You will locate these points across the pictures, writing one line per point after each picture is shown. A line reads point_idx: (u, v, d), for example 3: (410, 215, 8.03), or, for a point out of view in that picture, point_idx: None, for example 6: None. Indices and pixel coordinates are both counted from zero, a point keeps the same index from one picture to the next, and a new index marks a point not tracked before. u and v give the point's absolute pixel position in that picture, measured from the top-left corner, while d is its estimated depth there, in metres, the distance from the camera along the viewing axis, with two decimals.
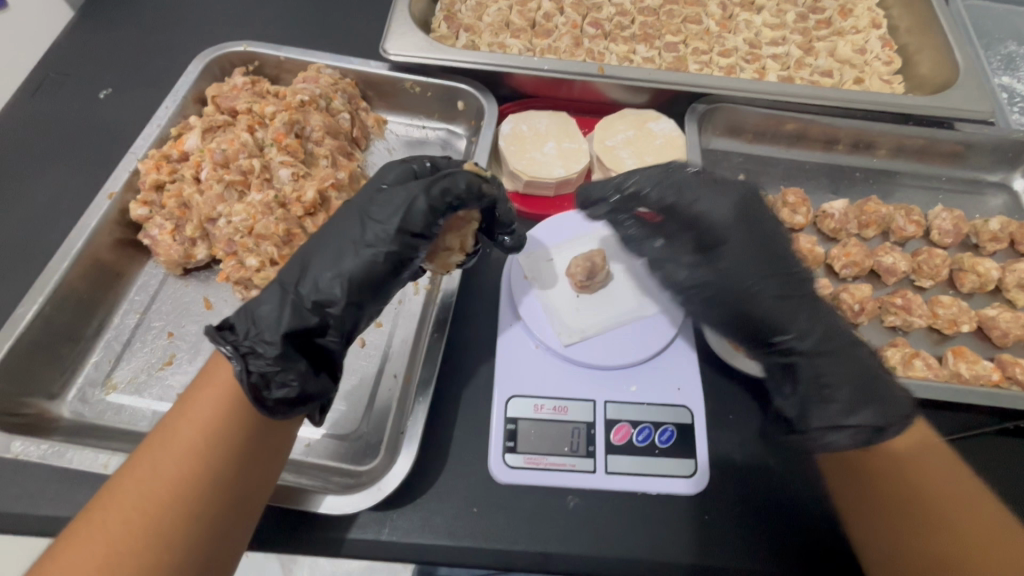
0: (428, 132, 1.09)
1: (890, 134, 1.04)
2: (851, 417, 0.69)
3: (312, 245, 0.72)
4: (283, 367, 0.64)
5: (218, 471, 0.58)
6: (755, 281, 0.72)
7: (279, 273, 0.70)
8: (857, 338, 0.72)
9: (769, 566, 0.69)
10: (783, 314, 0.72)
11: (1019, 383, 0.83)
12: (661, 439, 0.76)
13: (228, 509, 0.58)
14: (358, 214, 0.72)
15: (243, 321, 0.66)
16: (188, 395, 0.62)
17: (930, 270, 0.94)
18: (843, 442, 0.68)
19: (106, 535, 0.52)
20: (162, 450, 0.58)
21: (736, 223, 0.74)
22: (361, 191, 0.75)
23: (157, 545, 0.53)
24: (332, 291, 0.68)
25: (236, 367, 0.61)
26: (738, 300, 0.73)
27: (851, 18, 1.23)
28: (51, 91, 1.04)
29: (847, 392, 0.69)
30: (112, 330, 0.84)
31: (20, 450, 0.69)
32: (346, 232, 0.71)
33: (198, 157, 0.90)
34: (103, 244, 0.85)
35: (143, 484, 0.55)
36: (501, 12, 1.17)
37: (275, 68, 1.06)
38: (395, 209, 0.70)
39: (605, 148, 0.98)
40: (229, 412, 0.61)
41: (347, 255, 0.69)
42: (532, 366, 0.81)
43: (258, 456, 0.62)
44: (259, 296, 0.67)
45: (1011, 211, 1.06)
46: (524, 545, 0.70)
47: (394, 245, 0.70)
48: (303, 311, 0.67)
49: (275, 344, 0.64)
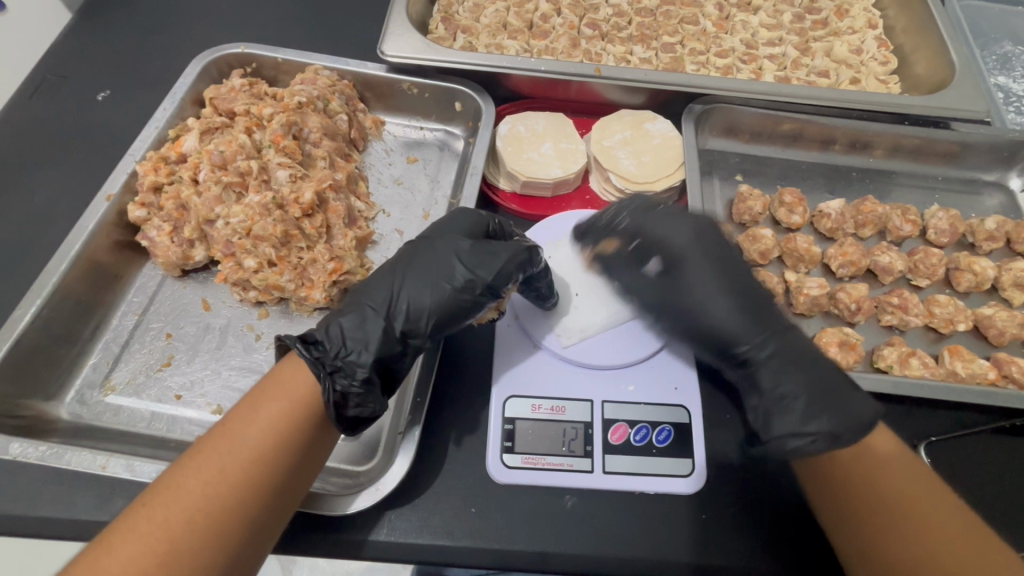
0: (426, 133, 1.09)
1: (887, 134, 1.04)
2: (811, 423, 0.68)
3: (401, 269, 0.75)
4: (365, 391, 0.68)
5: (278, 476, 0.59)
6: (706, 298, 0.76)
7: (366, 291, 0.74)
8: (815, 355, 0.72)
9: (768, 565, 0.70)
10: (738, 330, 0.74)
11: (1015, 382, 0.84)
12: (658, 438, 0.77)
13: (279, 515, 0.59)
14: (438, 253, 0.76)
15: (332, 337, 0.70)
16: (255, 398, 0.62)
17: (927, 269, 0.94)
18: (800, 449, 0.67)
19: (165, 532, 0.52)
20: (229, 453, 0.58)
21: (689, 246, 0.79)
22: (442, 230, 0.78)
23: (213, 546, 0.53)
24: (416, 322, 0.72)
25: (327, 383, 0.65)
26: (695, 318, 0.76)
27: (848, 18, 1.24)
28: (49, 93, 1.04)
29: (806, 404, 0.69)
30: (110, 332, 0.84)
31: (18, 451, 0.68)
32: (437, 267, 0.75)
33: (195, 159, 0.90)
34: (102, 246, 0.85)
35: (207, 483, 0.55)
36: (499, 13, 1.18)
37: (273, 69, 1.06)
38: (486, 262, 0.74)
39: (602, 148, 0.99)
40: (295, 421, 0.62)
41: (431, 288, 0.73)
42: (529, 366, 0.82)
43: (310, 466, 0.63)
44: (347, 315, 0.72)
45: (1007, 210, 1.06)
46: (522, 545, 0.70)
47: (474, 296, 0.73)
48: (391, 339, 0.71)
49: (365, 368, 0.68)
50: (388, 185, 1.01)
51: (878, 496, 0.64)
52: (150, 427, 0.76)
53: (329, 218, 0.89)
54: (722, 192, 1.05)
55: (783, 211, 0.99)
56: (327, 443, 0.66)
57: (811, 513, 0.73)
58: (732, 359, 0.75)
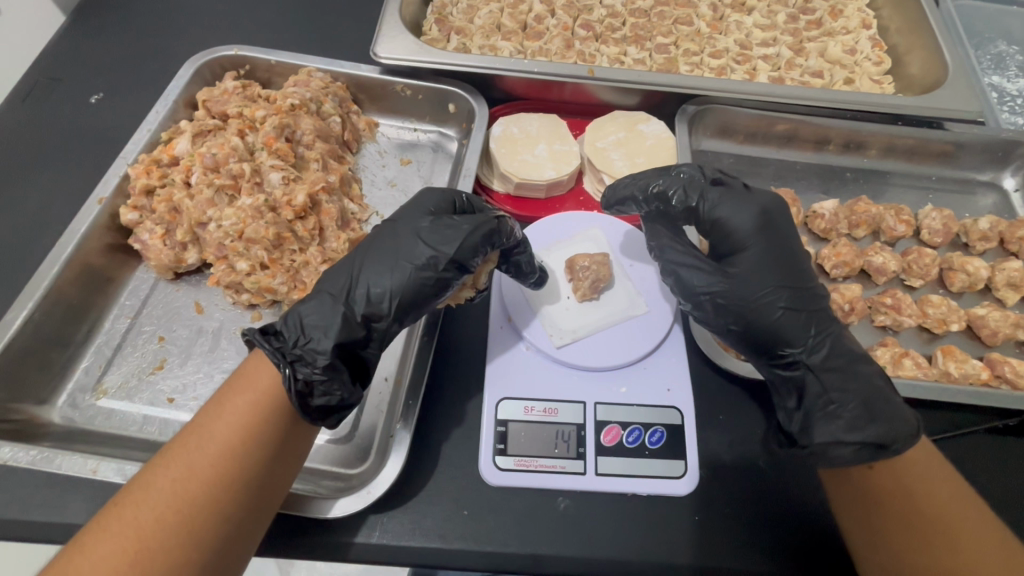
0: (420, 135, 1.09)
1: (880, 134, 1.04)
2: (857, 432, 0.67)
3: (360, 255, 0.74)
4: (329, 378, 0.66)
5: (250, 471, 0.59)
6: (770, 291, 0.73)
7: (325, 280, 0.72)
8: (860, 358, 0.72)
9: (761, 566, 0.69)
10: (792, 327, 0.72)
11: (1008, 382, 0.84)
12: (651, 440, 0.77)
13: (257, 511, 0.59)
14: (398, 235, 0.74)
15: (291, 328, 0.68)
16: (223, 394, 0.63)
17: (920, 269, 0.95)
18: (847, 457, 0.66)
19: (136, 531, 0.53)
20: (198, 450, 0.58)
21: (756, 233, 0.76)
22: (404, 213, 0.77)
23: (186, 543, 0.53)
24: (380, 306, 0.71)
25: (284, 372, 0.63)
26: (751, 305, 0.73)
27: (842, 19, 1.24)
28: (42, 97, 1.04)
29: (858, 409, 0.68)
30: (102, 335, 0.84)
31: (8, 456, 0.68)
32: (399, 249, 0.73)
33: (188, 162, 0.90)
34: (94, 249, 0.85)
35: (176, 482, 0.56)
36: (493, 15, 1.18)
37: (266, 71, 1.06)
38: (447, 237, 0.72)
39: (596, 150, 0.99)
40: (263, 415, 0.62)
41: (393, 270, 0.72)
42: (522, 368, 0.82)
43: (285, 460, 0.63)
44: (306, 303, 0.70)
45: (1001, 210, 1.07)
46: (515, 547, 0.70)
47: (436, 276, 0.71)
48: (352, 324, 0.69)
49: (325, 354, 0.66)
50: (382, 187, 1.01)
51: (917, 506, 0.64)
52: (142, 431, 0.76)
53: (322, 220, 0.89)
54: None
55: None
56: (304, 436, 0.66)
57: (804, 514, 0.73)
58: (777, 359, 0.74)
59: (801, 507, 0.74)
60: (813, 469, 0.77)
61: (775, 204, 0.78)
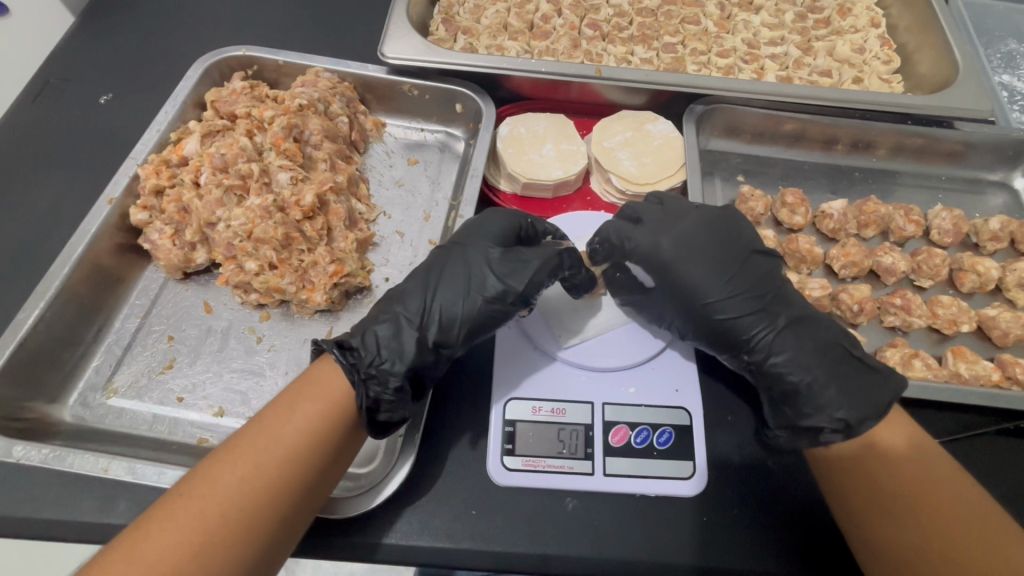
0: (427, 135, 1.09)
1: (890, 134, 1.04)
2: (809, 420, 0.70)
3: (434, 278, 0.75)
4: (398, 399, 0.68)
5: (309, 477, 0.60)
6: (700, 311, 0.75)
7: (396, 299, 0.74)
8: (814, 346, 0.73)
9: (770, 566, 0.69)
10: (734, 333, 0.75)
11: (1019, 383, 0.83)
12: (659, 441, 0.77)
13: (305, 516, 0.60)
14: (469, 261, 0.76)
15: (365, 346, 0.69)
16: (294, 397, 0.64)
17: (930, 269, 0.94)
18: (805, 442, 0.71)
19: (201, 523, 0.53)
20: (265, 450, 0.59)
21: (674, 260, 0.77)
22: (473, 239, 0.79)
23: (244, 540, 0.54)
24: (450, 332, 0.72)
25: (361, 391, 0.65)
26: (692, 319, 0.76)
27: (850, 17, 1.23)
28: (52, 96, 1.05)
29: (806, 397, 0.71)
30: (112, 335, 0.84)
31: (21, 455, 0.69)
32: (470, 275, 0.75)
33: (197, 162, 0.90)
34: (104, 249, 0.86)
35: (244, 479, 0.56)
36: (499, 14, 1.18)
37: (274, 72, 1.06)
38: (518, 271, 0.75)
39: (603, 150, 0.99)
40: (329, 424, 0.63)
41: (461, 296, 0.74)
42: (531, 370, 0.81)
43: (337, 467, 0.64)
44: (381, 323, 0.71)
45: (1011, 210, 1.06)
46: (522, 547, 0.70)
47: (501, 306, 0.74)
48: (426, 349, 0.70)
49: (398, 376, 0.68)
50: (390, 187, 1.01)
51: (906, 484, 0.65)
52: (151, 430, 0.76)
53: (330, 221, 0.89)
54: (723, 192, 1.05)
55: (785, 211, 0.98)
56: (354, 447, 0.67)
57: (812, 514, 0.73)
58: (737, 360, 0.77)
59: (811, 507, 0.74)
60: None
61: (699, 214, 0.79)
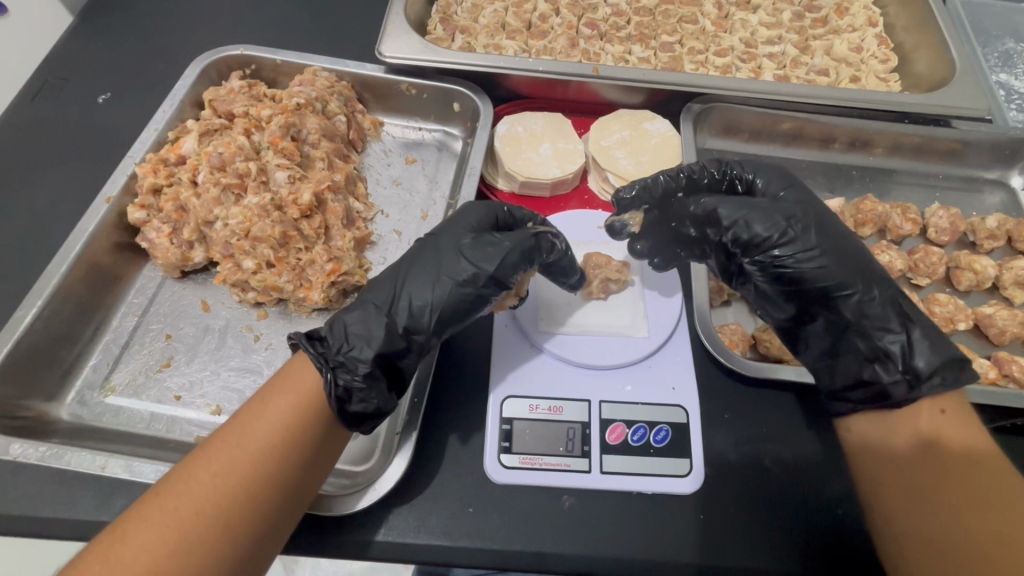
0: (425, 134, 1.09)
1: (887, 133, 1.04)
2: (948, 349, 0.71)
3: (406, 266, 0.75)
4: (368, 386, 0.67)
5: (285, 471, 0.60)
6: (834, 225, 0.78)
7: (368, 290, 0.74)
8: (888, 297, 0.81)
9: (765, 563, 0.69)
10: (864, 256, 0.77)
11: (1016, 381, 0.83)
12: (656, 438, 0.77)
13: (288, 512, 0.60)
14: (440, 247, 0.75)
15: (334, 335, 0.69)
16: (266, 394, 0.65)
17: (927, 268, 0.94)
18: (951, 372, 0.70)
19: (176, 523, 0.55)
20: (239, 447, 0.60)
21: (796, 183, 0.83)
22: (445, 228, 0.78)
23: (221, 537, 0.55)
24: (421, 319, 0.71)
25: (327, 377, 0.64)
26: (832, 229, 0.77)
27: (848, 16, 1.24)
28: (50, 96, 1.05)
29: (928, 327, 0.74)
30: (110, 333, 0.85)
31: (18, 452, 0.69)
32: (441, 262, 0.74)
33: (194, 161, 0.90)
34: (102, 248, 0.86)
35: (217, 476, 0.58)
36: (497, 14, 1.18)
37: (272, 71, 1.07)
38: (489, 254, 0.73)
39: (600, 148, 0.99)
40: (303, 418, 0.63)
41: (432, 283, 0.72)
42: (527, 367, 0.82)
43: (319, 462, 0.64)
44: (350, 312, 0.71)
45: (1008, 209, 1.06)
46: (520, 545, 0.70)
47: (474, 290, 0.72)
48: (395, 336, 0.70)
49: (366, 363, 0.67)
50: (387, 186, 1.01)
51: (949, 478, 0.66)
52: (149, 428, 0.77)
53: (327, 219, 0.89)
54: None
55: None
56: (334, 441, 0.67)
57: (810, 512, 0.73)
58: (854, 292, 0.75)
59: (809, 505, 0.74)
60: (818, 468, 0.77)
61: None
